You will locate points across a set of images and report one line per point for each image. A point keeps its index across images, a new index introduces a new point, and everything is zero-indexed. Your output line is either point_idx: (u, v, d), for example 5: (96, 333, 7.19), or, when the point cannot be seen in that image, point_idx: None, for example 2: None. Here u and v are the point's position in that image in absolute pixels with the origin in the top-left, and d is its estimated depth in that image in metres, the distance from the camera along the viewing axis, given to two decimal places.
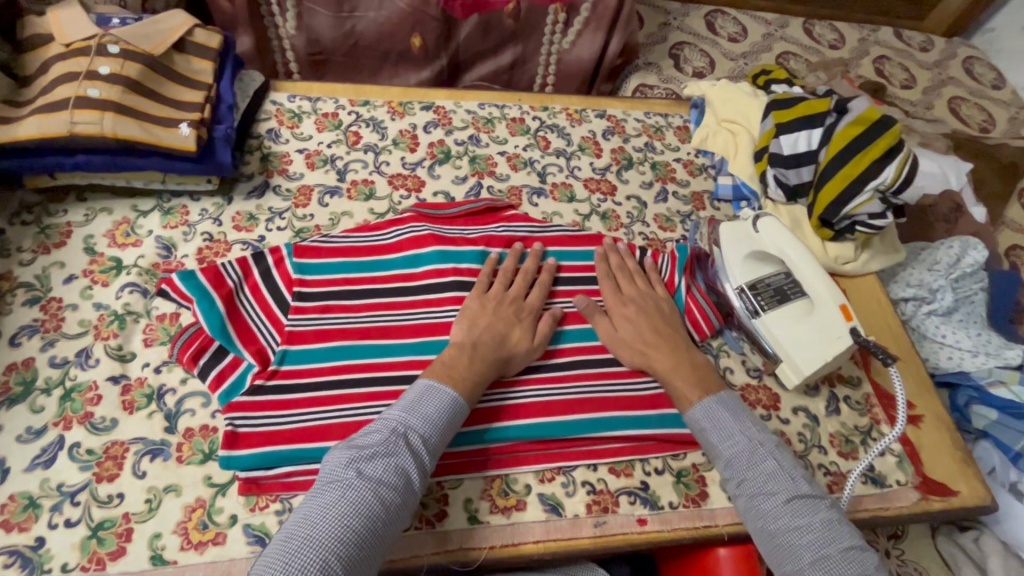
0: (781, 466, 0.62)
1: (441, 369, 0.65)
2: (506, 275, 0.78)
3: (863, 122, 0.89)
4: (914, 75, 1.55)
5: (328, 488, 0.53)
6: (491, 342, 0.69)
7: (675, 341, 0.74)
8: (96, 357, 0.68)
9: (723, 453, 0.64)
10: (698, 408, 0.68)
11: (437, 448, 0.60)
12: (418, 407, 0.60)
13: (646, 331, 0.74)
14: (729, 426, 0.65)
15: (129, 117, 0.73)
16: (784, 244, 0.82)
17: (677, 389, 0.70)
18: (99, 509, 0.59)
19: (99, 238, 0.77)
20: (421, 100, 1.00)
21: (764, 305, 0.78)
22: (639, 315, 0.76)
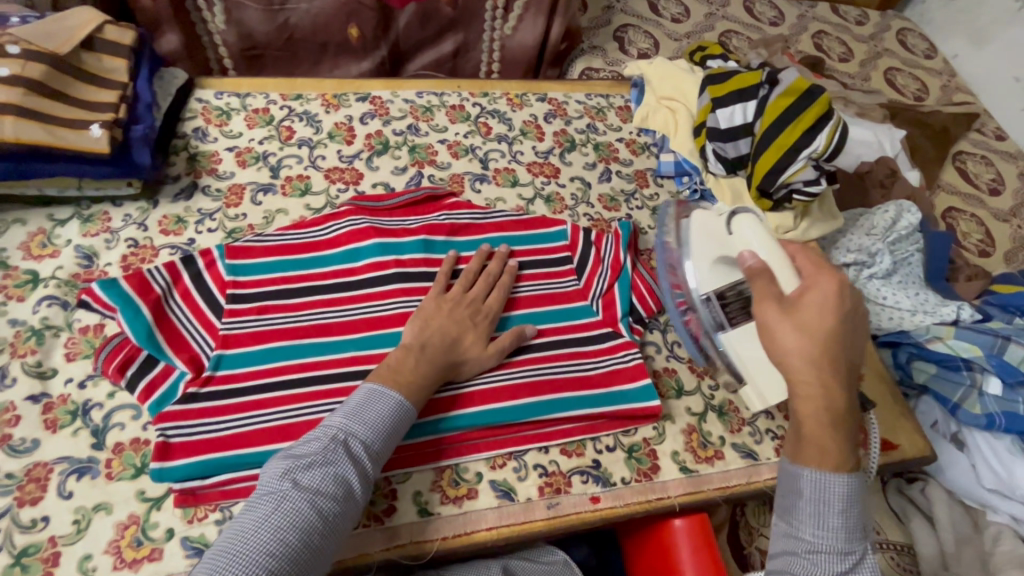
0: (857, 572, 0.53)
1: (387, 373, 0.62)
2: (462, 277, 0.75)
3: (792, 92, 0.90)
4: (851, 48, 1.59)
5: (261, 502, 0.50)
6: (442, 345, 0.66)
7: (844, 382, 0.56)
8: (13, 376, 0.64)
9: (804, 527, 0.55)
10: (814, 474, 0.55)
11: (381, 453, 0.57)
12: (361, 412, 0.57)
13: (814, 353, 0.55)
14: (834, 510, 0.54)
15: (31, 120, 0.69)
16: (756, 241, 0.65)
17: (814, 438, 0.56)
18: (21, 535, 0.56)
19: (12, 251, 0.73)
20: (357, 91, 0.98)
21: (730, 319, 0.72)
22: (826, 333, 0.55)
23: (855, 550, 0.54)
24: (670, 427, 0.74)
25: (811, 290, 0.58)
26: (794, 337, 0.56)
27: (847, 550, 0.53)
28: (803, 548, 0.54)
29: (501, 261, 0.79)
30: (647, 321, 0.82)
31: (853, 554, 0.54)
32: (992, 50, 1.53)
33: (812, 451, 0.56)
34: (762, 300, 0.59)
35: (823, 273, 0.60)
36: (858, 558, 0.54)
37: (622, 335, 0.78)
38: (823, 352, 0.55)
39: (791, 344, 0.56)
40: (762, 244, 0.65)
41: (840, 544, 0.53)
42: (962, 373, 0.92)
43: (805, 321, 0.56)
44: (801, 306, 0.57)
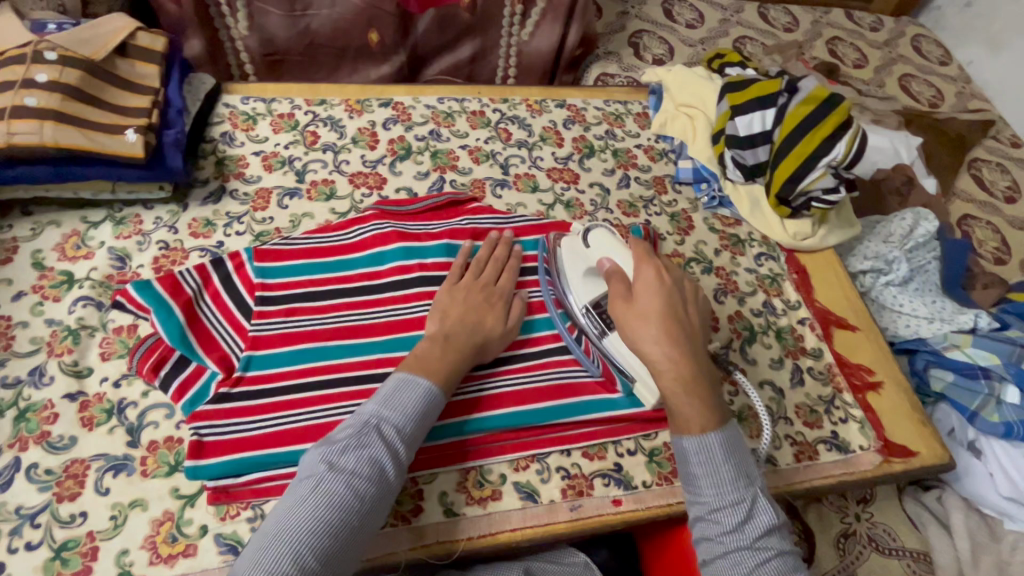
0: (754, 516, 0.55)
1: (416, 362, 0.63)
2: (470, 265, 0.76)
3: (812, 101, 0.91)
4: (865, 55, 1.59)
5: (301, 485, 0.52)
6: (463, 330, 0.68)
7: (692, 353, 0.61)
8: (51, 374, 0.66)
9: (699, 487, 0.57)
10: (692, 441, 0.58)
11: (413, 437, 0.58)
12: (392, 399, 0.59)
13: (659, 332, 0.61)
14: (717, 464, 0.56)
15: (70, 125, 0.71)
16: (614, 250, 0.71)
17: (680, 409, 0.59)
18: (62, 530, 0.57)
19: (48, 252, 0.74)
20: (380, 97, 0.99)
21: (609, 324, 0.72)
22: (657, 311, 0.62)
23: (750, 496, 0.55)
24: None
25: (643, 277, 0.65)
26: (642, 323, 0.62)
27: (740, 498, 0.55)
28: (704, 509, 0.56)
29: (507, 245, 0.80)
30: None
31: (747, 500, 0.55)
32: (1008, 57, 1.52)
33: (682, 420, 0.59)
34: (615, 297, 0.66)
35: (644, 262, 0.66)
36: (753, 503, 0.55)
37: None
38: (664, 331, 0.62)
39: (640, 331, 0.62)
40: (617, 251, 0.71)
41: (732, 494, 0.55)
42: (980, 381, 0.92)
43: (643, 306, 0.63)
44: (639, 292, 0.64)
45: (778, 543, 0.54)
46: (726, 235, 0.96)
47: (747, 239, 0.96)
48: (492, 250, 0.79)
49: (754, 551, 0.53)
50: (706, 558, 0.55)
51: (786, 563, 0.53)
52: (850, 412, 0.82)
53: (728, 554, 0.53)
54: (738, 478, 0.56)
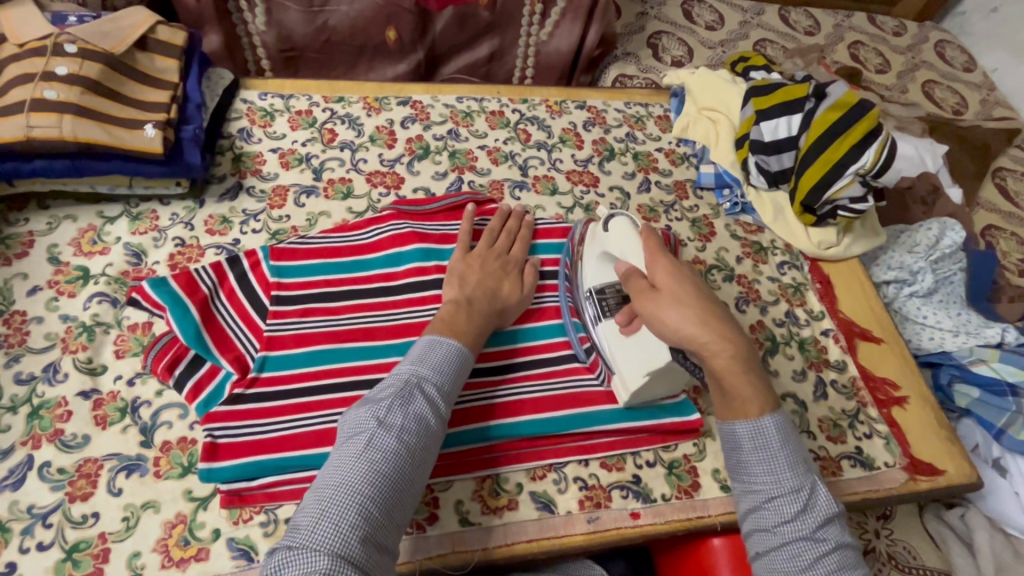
0: (813, 504, 0.53)
1: (443, 325, 0.64)
2: (485, 236, 0.78)
3: (841, 106, 0.89)
4: (888, 60, 1.56)
5: (351, 442, 0.51)
6: (484, 296, 0.70)
7: (736, 333, 0.57)
8: (65, 371, 0.65)
9: (754, 475, 0.55)
10: (747, 424, 0.56)
11: (451, 393, 0.58)
12: (427, 358, 0.59)
13: (697, 322, 0.57)
14: (773, 451, 0.55)
15: (89, 119, 0.70)
16: (629, 247, 0.67)
17: (736, 394, 0.56)
18: (73, 531, 0.56)
19: (64, 247, 0.74)
20: (398, 95, 0.98)
21: (605, 311, 0.71)
22: (690, 296, 0.58)
23: (808, 484, 0.54)
24: (711, 444, 0.73)
25: (664, 266, 0.61)
26: (678, 315, 0.57)
27: (798, 486, 0.53)
28: (757, 498, 0.54)
29: (519, 218, 0.82)
30: None
31: (806, 488, 0.53)
32: None
33: (741, 405, 0.56)
34: (637, 293, 0.62)
35: (660, 255, 0.63)
36: (812, 491, 0.53)
37: None
38: (703, 317, 0.57)
39: (680, 322, 0.57)
40: (633, 249, 0.67)
41: (789, 482, 0.53)
42: (1007, 398, 0.90)
43: (674, 294, 0.59)
44: (664, 281, 0.60)
45: (838, 533, 0.52)
46: (748, 243, 0.94)
47: (769, 247, 0.95)
48: (504, 223, 0.81)
49: (813, 543, 0.51)
50: (761, 550, 0.53)
51: (848, 558, 0.51)
52: (874, 427, 0.80)
53: (783, 546, 0.52)
54: (794, 465, 0.54)
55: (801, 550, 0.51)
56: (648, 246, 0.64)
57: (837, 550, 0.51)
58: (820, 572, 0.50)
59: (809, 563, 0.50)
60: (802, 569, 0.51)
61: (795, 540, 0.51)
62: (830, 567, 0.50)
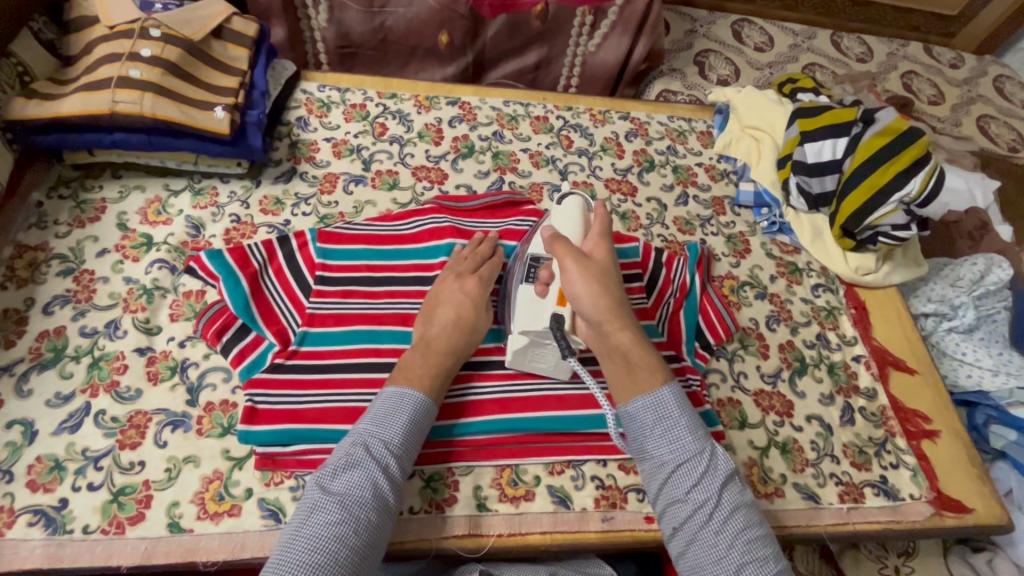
0: (714, 466, 0.57)
1: (400, 374, 0.64)
2: (454, 262, 0.75)
3: (888, 133, 0.90)
4: (943, 92, 1.52)
5: (297, 513, 0.53)
6: (445, 333, 0.67)
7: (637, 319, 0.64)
8: (124, 328, 0.70)
9: (659, 448, 0.59)
10: (646, 396, 0.60)
11: (404, 449, 0.58)
12: (378, 415, 0.59)
13: (610, 294, 0.63)
14: (674, 418, 0.59)
15: (166, 99, 0.76)
16: (571, 222, 0.70)
17: (633, 367, 0.61)
18: (121, 475, 0.61)
19: (132, 215, 0.79)
20: (448, 95, 1.02)
21: (530, 277, 0.69)
22: (609, 276, 0.64)
23: (708, 446, 0.58)
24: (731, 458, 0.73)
25: (594, 246, 0.68)
26: (594, 286, 0.63)
27: (700, 449, 0.58)
28: (665, 470, 0.58)
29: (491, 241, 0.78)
30: (714, 348, 0.81)
31: (706, 451, 0.58)
32: None
33: (644, 375, 0.61)
34: (567, 255, 0.65)
35: (602, 239, 0.68)
36: (712, 452, 0.58)
37: (685, 359, 0.78)
38: (615, 294, 0.63)
39: (592, 291, 0.62)
40: (573, 225, 0.70)
41: (692, 447, 0.58)
42: None
43: (599, 268, 0.65)
44: (593, 258, 0.66)
45: (738, 490, 0.57)
46: (784, 262, 0.94)
47: (805, 268, 0.94)
48: (476, 247, 0.77)
49: (718, 504, 0.55)
50: (677, 521, 0.56)
51: (749, 512, 0.56)
52: (901, 457, 0.79)
53: (695, 510, 0.55)
54: (693, 432, 0.58)
55: (709, 517, 0.55)
56: (589, 228, 0.70)
57: (736, 505, 0.56)
58: (731, 531, 0.54)
59: (720, 526, 0.54)
60: (716, 534, 0.54)
61: (703, 502, 0.55)
62: (736, 525, 0.54)
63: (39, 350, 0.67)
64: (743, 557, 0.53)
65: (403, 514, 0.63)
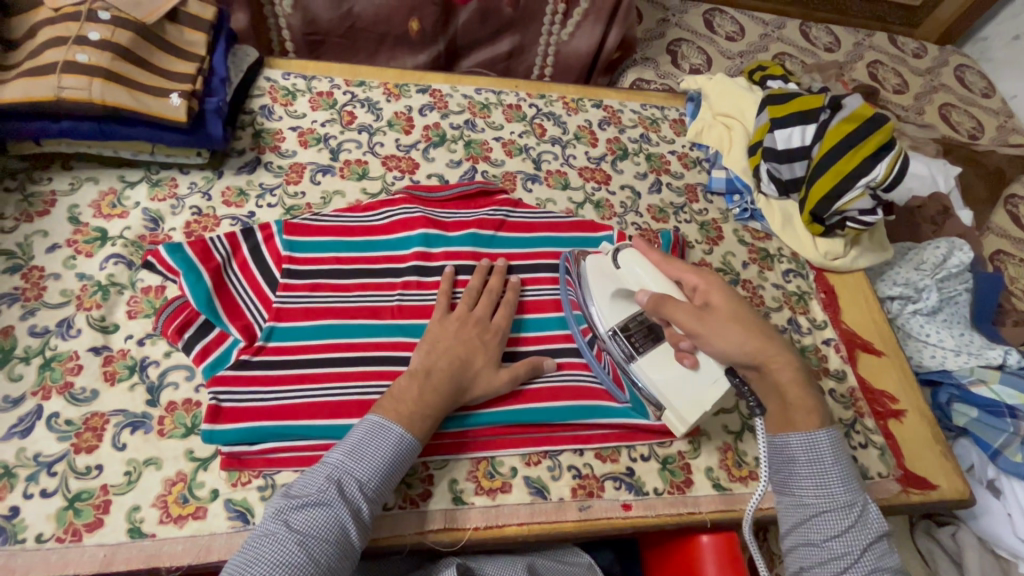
0: (864, 522, 0.58)
1: (390, 405, 0.60)
2: (464, 295, 0.72)
3: (856, 119, 0.90)
4: (907, 81, 1.56)
5: (255, 542, 0.50)
6: (450, 368, 0.64)
7: (789, 354, 0.63)
8: (78, 327, 0.66)
9: (804, 487, 0.60)
10: (802, 435, 0.61)
11: (377, 493, 0.56)
12: (359, 448, 0.56)
13: (758, 337, 0.63)
14: (826, 466, 0.59)
15: (118, 84, 0.72)
16: (646, 275, 0.70)
17: (795, 404, 0.62)
18: (77, 481, 0.58)
19: (84, 208, 0.75)
20: (418, 83, 0.99)
21: (638, 348, 0.71)
22: (742, 322, 0.64)
23: (859, 500, 0.59)
24: (706, 443, 0.74)
25: (704, 290, 0.67)
26: (739, 333, 0.63)
27: (852, 501, 0.58)
28: (807, 511, 0.59)
29: (501, 276, 0.76)
30: None
31: (858, 504, 0.58)
32: None
33: (800, 414, 0.61)
34: (693, 313, 0.64)
35: (708, 276, 0.68)
36: (863, 508, 0.58)
37: None
38: (756, 340, 0.63)
39: (740, 344, 0.62)
40: (651, 275, 0.70)
41: (843, 497, 0.58)
42: (1005, 420, 0.89)
43: (729, 314, 0.64)
44: (713, 305, 0.65)
45: (885, 551, 0.57)
46: (756, 249, 0.94)
47: (776, 254, 0.95)
48: (486, 282, 0.75)
49: (858, 558, 0.56)
50: (808, 560, 0.58)
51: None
52: (870, 437, 0.80)
53: (832, 558, 0.57)
54: (843, 481, 0.59)
55: (847, 568, 0.56)
56: (668, 271, 0.71)
57: (879, 566, 0.56)
58: None
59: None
60: None
61: (840, 552, 0.56)
62: None
63: None
64: None
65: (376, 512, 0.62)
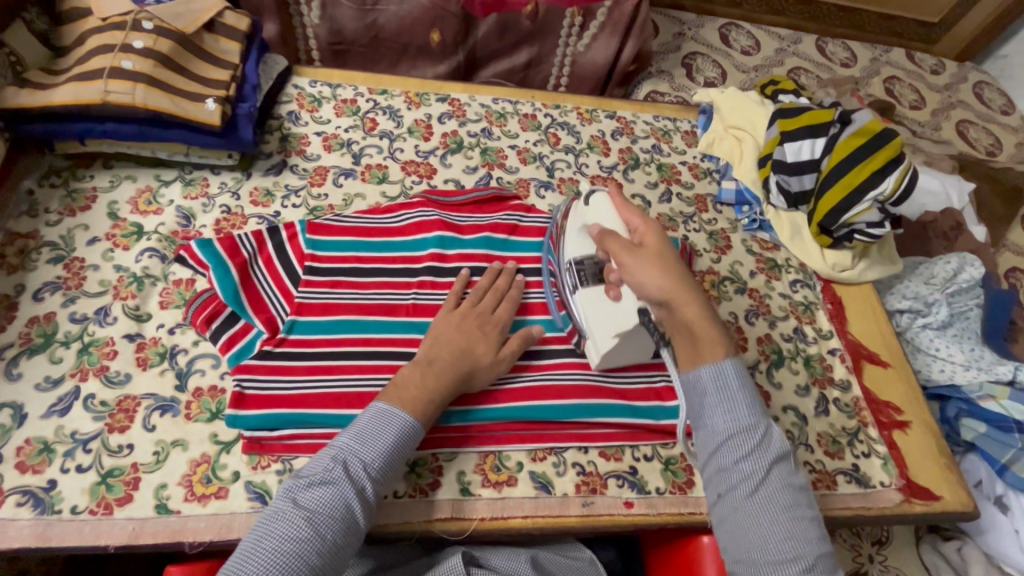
0: (767, 442, 0.58)
1: (393, 391, 0.64)
2: (469, 291, 0.76)
3: (865, 133, 0.92)
4: (923, 97, 1.56)
5: (265, 518, 0.53)
6: (452, 356, 0.67)
7: (701, 296, 0.65)
8: (114, 315, 0.71)
9: (714, 416, 0.60)
10: (709, 368, 0.61)
11: (382, 473, 0.58)
12: (364, 432, 0.59)
13: (670, 276, 0.65)
14: (732, 394, 0.60)
15: (158, 90, 0.77)
16: (605, 215, 0.75)
17: (699, 341, 0.63)
18: (109, 458, 0.62)
19: (123, 205, 0.80)
20: (438, 92, 1.03)
21: (582, 281, 0.74)
22: (663, 262, 0.67)
23: (763, 423, 0.59)
24: None
25: (643, 232, 0.70)
26: (652, 270, 0.66)
27: (756, 423, 0.59)
28: (718, 438, 0.59)
29: (509, 276, 0.79)
30: None
31: (761, 428, 0.59)
32: None
33: (706, 349, 0.62)
34: (620, 250, 0.69)
35: (648, 221, 0.71)
36: (766, 428, 0.59)
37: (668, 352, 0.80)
38: (671, 280, 0.65)
39: (653, 279, 0.65)
40: (609, 216, 0.75)
41: (747, 420, 0.59)
42: (1014, 436, 0.89)
43: (654, 253, 0.67)
44: (645, 245, 0.69)
45: (789, 469, 0.58)
46: (764, 258, 0.96)
47: (784, 265, 0.97)
48: (492, 279, 0.78)
49: (765, 478, 0.57)
50: (722, 488, 0.58)
51: (796, 492, 0.57)
52: (873, 446, 0.81)
53: (743, 480, 0.57)
54: (749, 404, 0.60)
55: (755, 490, 0.56)
56: (624, 214, 0.74)
57: (785, 484, 0.57)
58: (775, 506, 0.56)
59: (766, 497, 0.56)
60: (760, 507, 0.56)
61: (750, 475, 0.57)
62: (782, 501, 0.56)
63: (29, 335, 0.68)
64: (784, 534, 0.54)
65: (387, 499, 0.65)
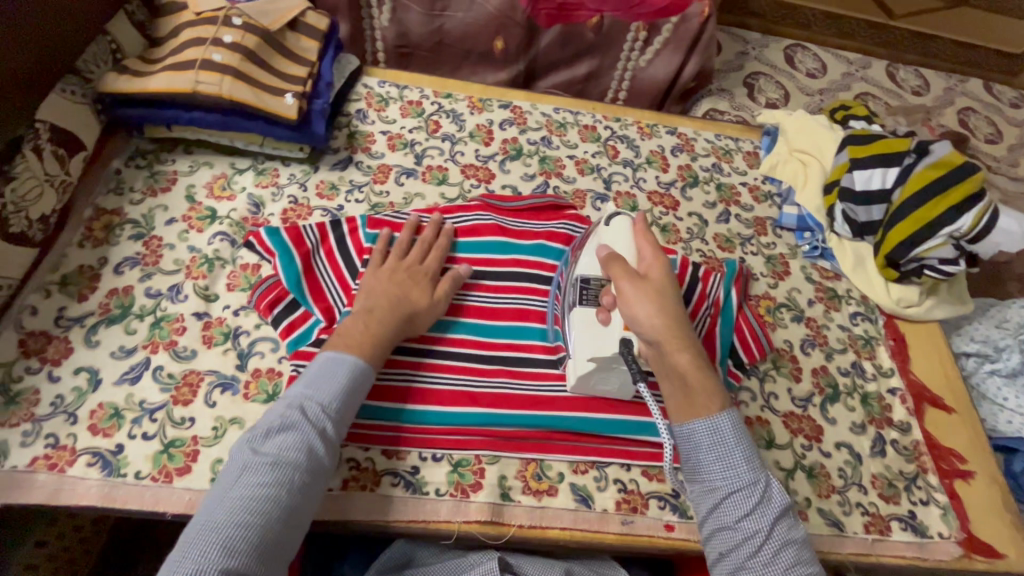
0: (767, 496, 0.59)
1: (338, 339, 0.65)
2: (396, 246, 0.77)
3: (942, 166, 0.88)
4: (1001, 131, 1.49)
5: (226, 473, 0.54)
6: (390, 304, 0.69)
7: (694, 344, 0.65)
8: (186, 293, 0.74)
9: (711, 473, 0.61)
10: (703, 422, 0.62)
11: (340, 414, 0.60)
12: (317, 379, 0.61)
13: (668, 317, 0.65)
14: (729, 448, 0.61)
15: (243, 83, 0.81)
16: (620, 239, 0.70)
17: (693, 394, 0.63)
18: (173, 428, 0.65)
19: (199, 188, 0.84)
20: (500, 99, 1.05)
21: (581, 301, 0.69)
22: (665, 301, 0.65)
23: (763, 477, 0.60)
24: None
25: (649, 263, 0.69)
26: (651, 307, 0.65)
27: (755, 478, 0.60)
28: (717, 497, 0.60)
29: (435, 227, 0.81)
30: (746, 367, 0.81)
31: (760, 483, 0.60)
32: None
33: (700, 401, 0.63)
34: (623, 279, 0.67)
35: (656, 254, 0.69)
36: (766, 483, 0.60)
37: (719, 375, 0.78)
38: (669, 323, 0.64)
39: (650, 317, 0.64)
40: (624, 241, 0.70)
41: (745, 475, 0.60)
42: None
43: (656, 289, 0.66)
44: (650, 278, 0.67)
45: (790, 524, 0.59)
46: (823, 288, 0.93)
47: (844, 295, 0.93)
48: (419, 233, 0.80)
49: (769, 536, 0.57)
50: (723, 547, 0.59)
51: (799, 550, 0.58)
52: (932, 494, 0.77)
53: (745, 539, 0.58)
54: (746, 459, 0.61)
55: (760, 548, 0.57)
56: (639, 243, 0.70)
57: (787, 540, 0.58)
58: (779, 565, 0.56)
59: (769, 556, 0.57)
60: (765, 566, 0.56)
61: (753, 532, 0.58)
62: (786, 559, 0.57)
63: (108, 305, 0.72)
64: None
65: (430, 496, 0.66)
